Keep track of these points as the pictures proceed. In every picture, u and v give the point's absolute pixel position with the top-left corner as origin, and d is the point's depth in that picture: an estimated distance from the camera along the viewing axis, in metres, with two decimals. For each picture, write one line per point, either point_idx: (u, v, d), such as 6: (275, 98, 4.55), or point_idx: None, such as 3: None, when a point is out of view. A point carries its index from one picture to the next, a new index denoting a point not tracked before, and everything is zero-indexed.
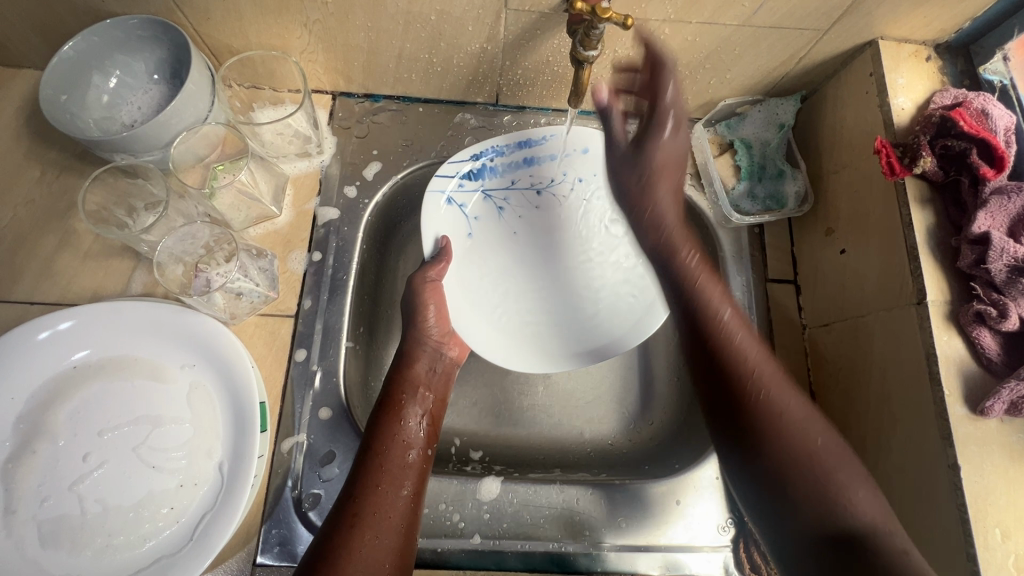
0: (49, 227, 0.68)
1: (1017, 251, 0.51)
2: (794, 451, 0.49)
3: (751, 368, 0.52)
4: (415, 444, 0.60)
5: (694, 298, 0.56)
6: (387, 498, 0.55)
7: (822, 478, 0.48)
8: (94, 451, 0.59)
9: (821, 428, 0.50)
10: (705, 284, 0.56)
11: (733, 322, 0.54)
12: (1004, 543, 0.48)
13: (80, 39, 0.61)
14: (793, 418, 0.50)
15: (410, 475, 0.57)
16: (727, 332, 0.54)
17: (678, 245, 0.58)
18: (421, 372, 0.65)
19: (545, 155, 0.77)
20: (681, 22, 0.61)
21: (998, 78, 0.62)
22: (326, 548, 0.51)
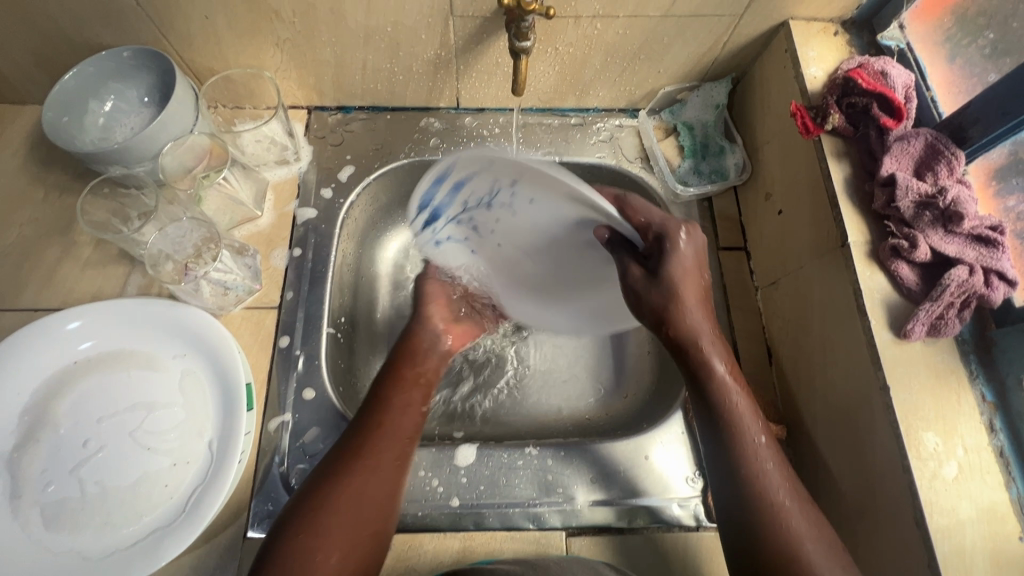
0: (52, 240, 0.74)
1: (921, 188, 0.57)
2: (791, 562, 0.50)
3: (762, 469, 0.54)
4: (414, 401, 0.63)
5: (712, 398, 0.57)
6: (388, 436, 0.58)
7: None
8: (94, 437, 0.63)
9: (822, 533, 0.52)
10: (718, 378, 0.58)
11: (756, 442, 0.55)
12: (936, 451, 0.52)
13: (76, 71, 0.69)
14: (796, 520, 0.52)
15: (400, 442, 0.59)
16: (748, 454, 0.55)
17: (731, 399, 0.57)
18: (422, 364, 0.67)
19: (461, 177, 0.63)
20: (610, 16, 0.69)
21: (896, 43, 0.67)
22: (329, 471, 0.55)
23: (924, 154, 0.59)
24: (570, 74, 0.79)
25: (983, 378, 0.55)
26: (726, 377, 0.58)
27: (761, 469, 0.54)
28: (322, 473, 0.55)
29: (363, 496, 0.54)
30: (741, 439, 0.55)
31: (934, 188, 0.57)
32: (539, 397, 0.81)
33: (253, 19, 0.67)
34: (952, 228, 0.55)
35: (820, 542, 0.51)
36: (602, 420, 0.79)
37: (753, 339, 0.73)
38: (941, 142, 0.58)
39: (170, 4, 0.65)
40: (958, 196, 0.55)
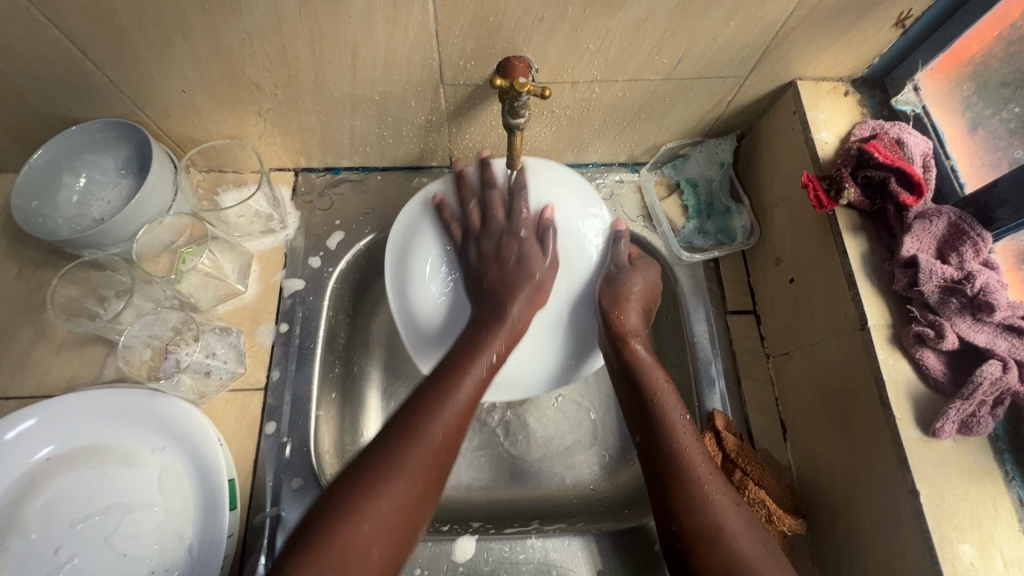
0: (24, 322, 0.70)
1: (945, 272, 0.53)
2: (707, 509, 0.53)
3: (702, 479, 0.55)
4: (450, 422, 0.54)
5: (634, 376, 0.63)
6: (398, 463, 0.50)
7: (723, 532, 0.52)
8: (66, 543, 0.59)
9: (756, 538, 0.52)
10: (639, 356, 0.64)
11: (698, 459, 0.57)
12: (974, 566, 0.47)
13: (50, 145, 0.66)
14: (734, 533, 0.52)
15: (427, 459, 0.51)
16: (683, 469, 0.56)
17: (672, 420, 0.60)
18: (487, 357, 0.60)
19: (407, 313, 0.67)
20: (608, 80, 0.65)
21: (910, 108, 0.65)
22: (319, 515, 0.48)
23: (947, 233, 0.55)
24: (567, 134, 0.75)
25: (1020, 480, 0.51)
26: (673, 409, 0.61)
27: (702, 480, 0.55)
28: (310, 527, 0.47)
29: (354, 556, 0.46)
30: (676, 442, 0.58)
31: (959, 272, 0.53)
32: (540, 467, 0.76)
33: (233, 91, 0.64)
34: (981, 317, 0.52)
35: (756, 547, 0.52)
36: (606, 494, 0.74)
37: (765, 414, 0.69)
38: (965, 222, 0.55)
39: (144, 80, 0.61)
40: (987, 283, 0.52)
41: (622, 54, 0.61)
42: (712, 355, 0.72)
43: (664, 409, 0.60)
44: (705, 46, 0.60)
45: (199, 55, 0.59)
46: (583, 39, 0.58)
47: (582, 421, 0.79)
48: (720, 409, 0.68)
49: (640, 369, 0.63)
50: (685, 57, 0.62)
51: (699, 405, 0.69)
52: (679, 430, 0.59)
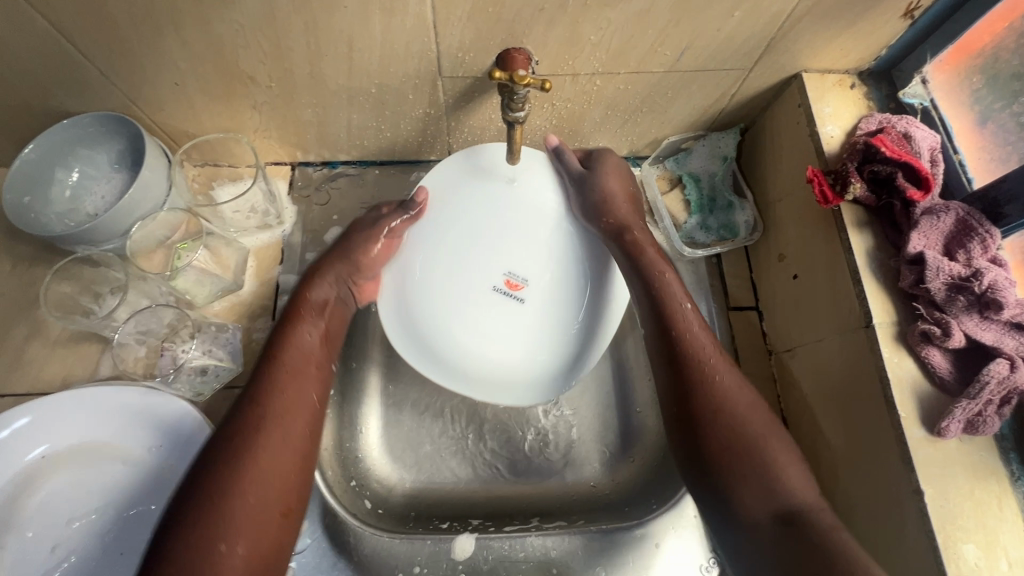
0: (18, 319, 0.68)
1: (952, 269, 0.53)
2: (738, 427, 0.53)
3: (712, 367, 0.56)
4: (301, 358, 0.57)
5: (654, 300, 0.61)
6: (279, 421, 0.52)
7: (762, 453, 0.52)
8: (63, 542, 0.59)
9: (763, 414, 0.54)
10: (667, 284, 0.61)
11: (710, 353, 0.57)
12: (977, 566, 0.47)
13: (42, 140, 0.64)
14: (726, 383, 0.55)
15: (269, 450, 0.50)
16: (698, 356, 0.57)
17: (683, 315, 0.59)
18: (302, 341, 0.58)
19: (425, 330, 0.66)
20: (610, 73, 0.64)
21: (919, 101, 0.63)
22: (212, 469, 0.49)
23: (954, 229, 0.55)
24: (568, 127, 0.74)
25: None
26: (682, 307, 0.60)
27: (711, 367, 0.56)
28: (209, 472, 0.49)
29: (255, 499, 0.48)
30: (684, 329, 0.59)
31: (967, 270, 0.52)
32: (542, 463, 0.75)
33: (227, 83, 0.63)
34: (988, 315, 0.51)
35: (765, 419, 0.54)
36: (607, 492, 0.73)
37: (767, 411, 0.69)
38: (973, 218, 0.54)
39: (136, 72, 0.60)
40: (995, 280, 0.51)
41: (624, 45, 0.59)
42: None
43: (692, 332, 0.58)
44: (708, 37, 0.59)
45: (191, 46, 0.57)
46: (584, 30, 0.57)
47: (590, 417, 0.77)
48: None
49: (665, 292, 0.61)
50: (688, 49, 0.60)
51: None
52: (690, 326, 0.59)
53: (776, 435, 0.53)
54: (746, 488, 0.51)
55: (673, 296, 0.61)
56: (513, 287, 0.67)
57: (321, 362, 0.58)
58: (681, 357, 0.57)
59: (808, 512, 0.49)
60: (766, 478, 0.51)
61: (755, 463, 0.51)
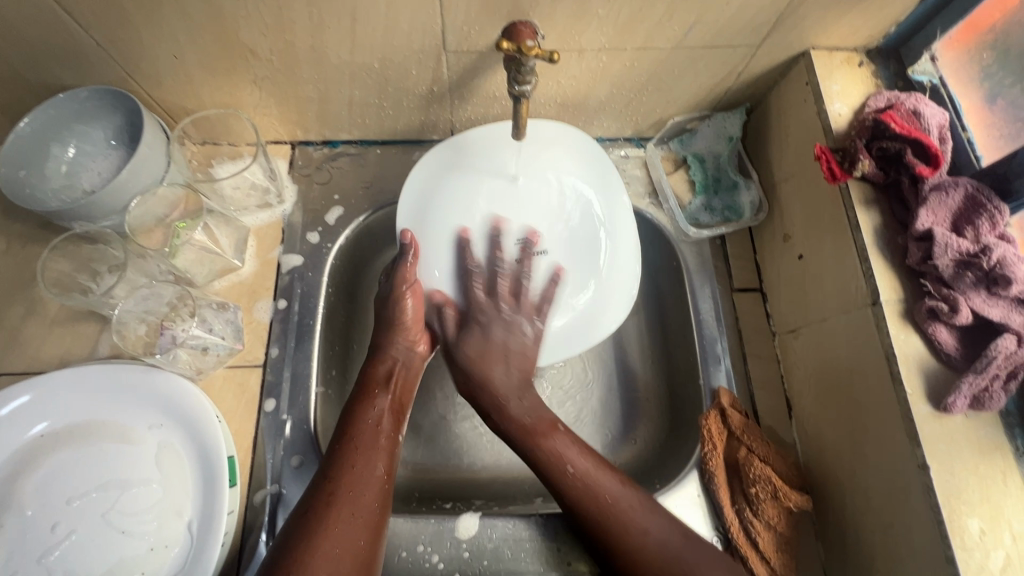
0: (14, 297, 0.67)
1: (961, 246, 0.53)
2: (663, 572, 0.52)
3: (607, 497, 0.56)
4: (384, 428, 0.59)
5: (541, 461, 0.58)
6: (361, 477, 0.54)
7: (687, 575, 0.52)
8: (62, 521, 0.58)
9: (658, 517, 0.55)
10: (549, 441, 0.59)
11: (607, 491, 0.56)
12: (982, 540, 0.47)
13: (36, 113, 0.63)
14: (642, 522, 0.54)
15: (349, 515, 0.51)
16: (586, 482, 0.57)
17: (570, 473, 0.57)
18: (369, 415, 0.59)
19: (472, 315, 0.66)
20: (617, 48, 0.63)
21: (927, 78, 0.64)
22: (298, 529, 0.50)
23: (963, 206, 0.55)
24: (572, 106, 0.73)
25: None
26: (569, 477, 0.57)
27: (608, 499, 0.56)
28: (296, 530, 0.50)
29: (340, 549, 0.49)
30: (575, 487, 0.56)
31: (975, 246, 0.53)
32: None
33: (226, 57, 0.61)
34: (995, 291, 0.51)
35: (661, 521, 0.55)
36: None
37: (770, 392, 0.69)
38: (982, 194, 0.54)
39: (133, 44, 0.59)
40: (1004, 256, 0.51)
41: (632, 19, 0.58)
42: (718, 333, 0.71)
43: (590, 475, 0.57)
44: (717, 12, 0.58)
45: (190, 16, 0.56)
46: (592, 3, 0.56)
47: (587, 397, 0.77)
48: (725, 386, 0.68)
49: (552, 450, 0.59)
50: (696, 24, 0.60)
51: (704, 381, 0.69)
52: (587, 471, 0.57)
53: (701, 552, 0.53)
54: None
55: (565, 459, 0.58)
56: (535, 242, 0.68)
57: (393, 442, 0.59)
58: (591, 521, 0.55)
59: None
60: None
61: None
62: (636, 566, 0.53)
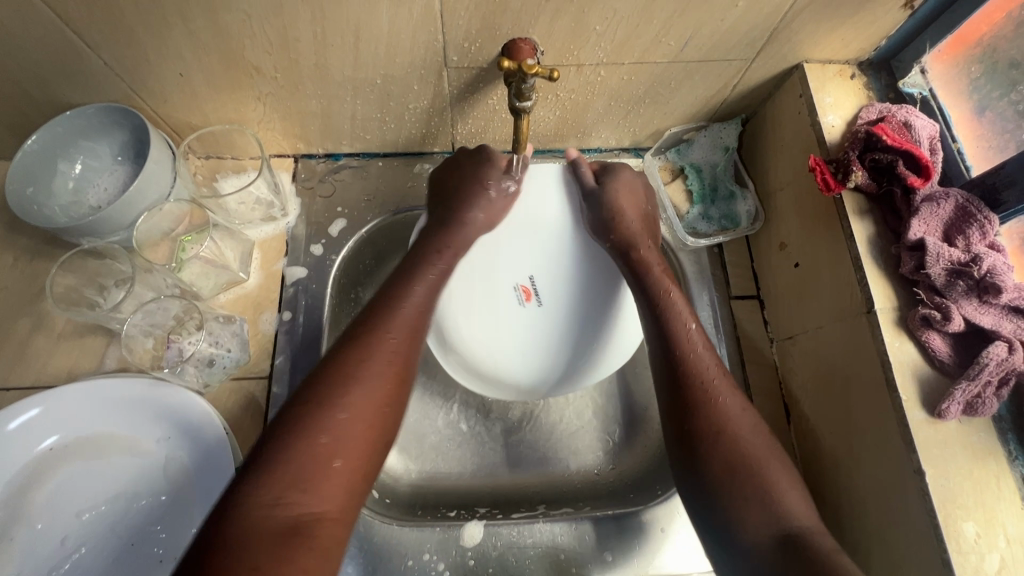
0: (21, 312, 0.68)
1: (952, 255, 0.54)
2: (730, 449, 0.52)
3: (692, 342, 0.58)
4: (383, 364, 0.52)
5: (649, 290, 0.62)
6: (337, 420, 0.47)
7: (759, 473, 0.51)
8: (73, 534, 0.58)
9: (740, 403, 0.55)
10: (673, 301, 0.61)
11: (689, 330, 0.59)
12: (976, 543, 0.48)
13: (43, 131, 0.64)
14: (722, 386, 0.55)
15: (314, 470, 0.44)
16: (671, 314, 0.60)
17: (664, 294, 0.61)
18: (377, 351, 0.53)
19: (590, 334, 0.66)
20: (614, 63, 0.64)
21: (918, 90, 0.65)
22: (253, 463, 0.44)
23: (954, 216, 0.56)
24: (571, 119, 0.74)
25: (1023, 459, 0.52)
26: (674, 293, 0.62)
27: (691, 342, 0.58)
28: (248, 467, 0.44)
29: (295, 504, 0.42)
30: (669, 302, 0.61)
31: (966, 255, 0.54)
32: (546, 450, 0.75)
33: (232, 74, 0.63)
34: (987, 299, 0.52)
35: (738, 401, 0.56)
36: (612, 478, 0.74)
37: (769, 399, 0.69)
38: (973, 204, 0.55)
39: (140, 63, 0.60)
40: (993, 266, 0.52)
41: (629, 35, 0.60)
42: (716, 340, 0.72)
43: (678, 312, 0.60)
44: (711, 28, 0.59)
45: (197, 35, 0.57)
46: (590, 20, 0.57)
47: (590, 386, 0.79)
48: None
49: (661, 287, 0.62)
50: (692, 39, 0.61)
51: None
52: (670, 291, 0.62)
53: (768, 448, 0.53)
54: (747, 512, 0.49)
55: (668, 289, 0.62)
56: (528, 293, 0.66)
57: (417, 317, 0.57)
58: (673, 349, 0.58)
59: (804, 537, 0.47)
60: (768, 507, 0.49)
61: (755, 491, 0.50)
62: (716, 428, 0.53)
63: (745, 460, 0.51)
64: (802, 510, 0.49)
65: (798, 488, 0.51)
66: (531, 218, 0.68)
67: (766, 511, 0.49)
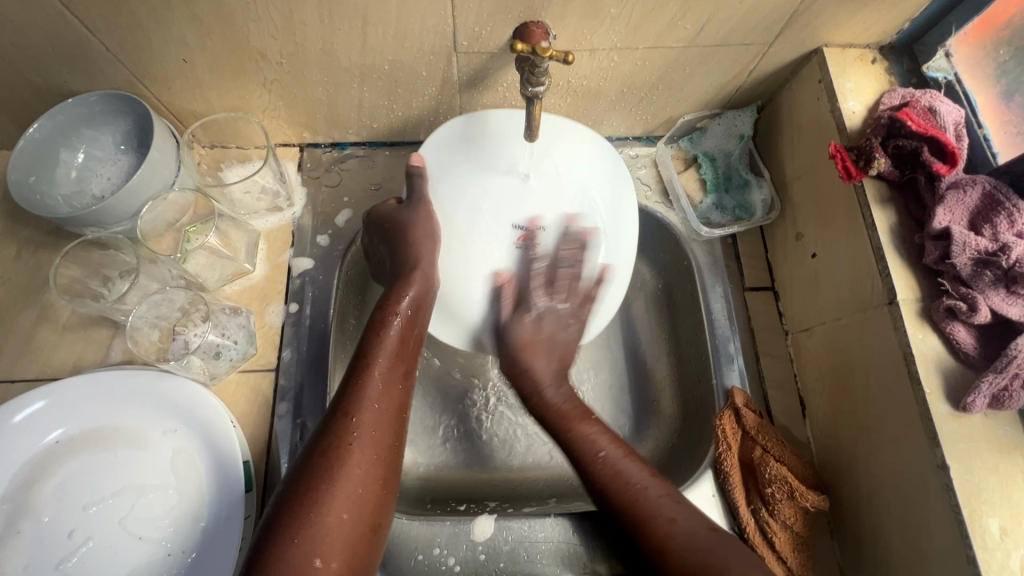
0: (26, 304, 0.67)
1: (979, 244, 0.52)
2: (689, 560, 0.49)
3: (632, 488, 0.54)
4: (368, 448, 0.50)
5: (571, 447, 0.58)
6: (329, 515, 0.46)
7: (719, 569, 0.48)
8: (80, 528, 0.58)
9: (697, 522, 0.51)
10: (585, 438, 0.57)
11: (608, 462, 0.56)
12: (1002, 540, 0.47)
13: (45, 119, 0.63)
14: (679, 521, 0.51)
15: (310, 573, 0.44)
16: (607, 462, 0.56)
17: (588, 441, 0.57)
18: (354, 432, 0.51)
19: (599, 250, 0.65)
20: (628, 47, 0.62)
21: (942, 75, 0.63)
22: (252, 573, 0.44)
23: (981, 203, 0.54)
24: (582, 107, 0.72)
25: None
26: (580, 425, 0.58)
27: (633, 488, 0.54)
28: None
29: None
30: (588, 452, 0.57)
31: (994, 244, 0.52)
32: (556, 445, 0.75)
33: (235, 60, 0.61)
34: (1015, 290, 0.51)
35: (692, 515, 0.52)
36: None
37: (784, 392, 0.68)
38: (1000, 192, 0.54)
39: (143, 48, 0.58)
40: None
41: (644, 18, 0.58)
42: (731, 332, 0.70)
43: (606, 453, 0.56)
44: (729, 11, 0.58)
45: (201, 19, 0.55)
46: (604, 3, 0.56)
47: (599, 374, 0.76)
48: (739, 386, 0.67)
49: (585, 436, 0.58)
50: (709, 23, 0.59)
51: (717, 380, 0.67)
52: (574, 426, 0.58)
53: (727, 542, 0.50)
54: None
55: (578, 428, 0.58)
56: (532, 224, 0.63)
57: (388, 387, 0.55)
58: (613, 497, 0.54)
59: None
60: None
61: (715, 572, 0.48)
62: (662, 546, 0.50)
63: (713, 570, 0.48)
64: (751, 571, 0.48)
65: (760, 569, 0.48)
66: (491, 167, 0.64)
67: None
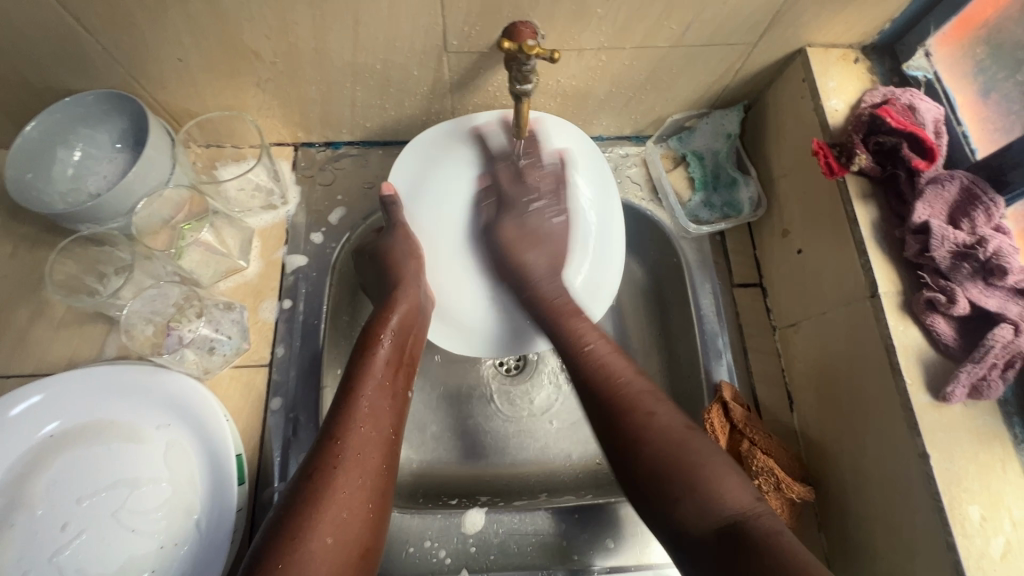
0: (21, 301, 0.68)
1: (957, 237, 0.54)
2: (663, 446, 0.51)
3: (620, 379, 0.56)
4: (364, 471, 0.52)
5: (565, 342, 0.61)
6: (319, 538, 0.47)
7: (689, 458, 0.50)
8: (73, 520, 0.58)
9: (678, 420, 0.53)
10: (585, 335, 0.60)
11: (609, 359, 0.58)
12: (981, 527, 0.48)
13: (42, 117, 0.64)
14: (660, 418, 0.53)
15: None
16: (599, 361, 0.58)
17: (584, 348, 0.60)
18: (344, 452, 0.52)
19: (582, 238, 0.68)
20: (616, 47, 0.63)
21: (923, 73, 0.65)
22: None
23: (959, 198, 0.56)
24: (572, 106, 0.74)
25: None
26: (585, 326, 0.61)
27: (620, 379, 0.56)
28: None
29: None
30: (588, 357, 0.59)
31: (972, 237, 0.53)
32: (546, 441, 0.75)
33: (230, 59, 0.62)
34: (992, 282, 0.52)
35: (675, 416, 0.53)
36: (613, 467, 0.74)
37: (771, 386, 0.69)
38: (978, 186, 0.55)
39: (139, 47, 0.59)
40: (999, 247, 0.52)
41: (630, 19, 0.59)
42: (719, 327, 0.71)
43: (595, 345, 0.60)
44: (714, 11, 0.59)
45: (196, 18, 0.57)
46: (591, 3, 0.57)
47: None
48: (726, 380, 0.68)
49: (572, 327, 0.61)
50: (694, 23, 0.60)
51: (705, 375, 0.69)
52: (581, 328, 0.61)
53: (703, 443, 0.51)
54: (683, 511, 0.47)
55: (582, 337, 0.60)
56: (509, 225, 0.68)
57: (380, 409, 0.56)
58: (602, 389, 0.56)
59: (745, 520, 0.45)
60: (700, 496, 0.47)
61: (688, 478, 0.48)
62: (642, 434, 0.52)
63: (687, 465, 0.49)
64: (741, 495, 0.47)
65: (734, 470, 0.49)
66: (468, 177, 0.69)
67: (700, 503, 0.47)
